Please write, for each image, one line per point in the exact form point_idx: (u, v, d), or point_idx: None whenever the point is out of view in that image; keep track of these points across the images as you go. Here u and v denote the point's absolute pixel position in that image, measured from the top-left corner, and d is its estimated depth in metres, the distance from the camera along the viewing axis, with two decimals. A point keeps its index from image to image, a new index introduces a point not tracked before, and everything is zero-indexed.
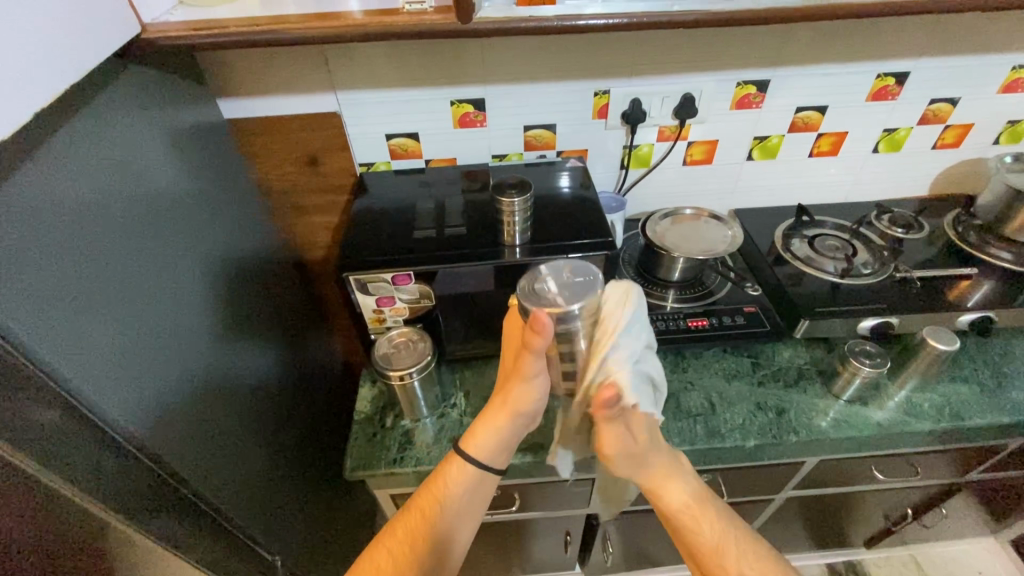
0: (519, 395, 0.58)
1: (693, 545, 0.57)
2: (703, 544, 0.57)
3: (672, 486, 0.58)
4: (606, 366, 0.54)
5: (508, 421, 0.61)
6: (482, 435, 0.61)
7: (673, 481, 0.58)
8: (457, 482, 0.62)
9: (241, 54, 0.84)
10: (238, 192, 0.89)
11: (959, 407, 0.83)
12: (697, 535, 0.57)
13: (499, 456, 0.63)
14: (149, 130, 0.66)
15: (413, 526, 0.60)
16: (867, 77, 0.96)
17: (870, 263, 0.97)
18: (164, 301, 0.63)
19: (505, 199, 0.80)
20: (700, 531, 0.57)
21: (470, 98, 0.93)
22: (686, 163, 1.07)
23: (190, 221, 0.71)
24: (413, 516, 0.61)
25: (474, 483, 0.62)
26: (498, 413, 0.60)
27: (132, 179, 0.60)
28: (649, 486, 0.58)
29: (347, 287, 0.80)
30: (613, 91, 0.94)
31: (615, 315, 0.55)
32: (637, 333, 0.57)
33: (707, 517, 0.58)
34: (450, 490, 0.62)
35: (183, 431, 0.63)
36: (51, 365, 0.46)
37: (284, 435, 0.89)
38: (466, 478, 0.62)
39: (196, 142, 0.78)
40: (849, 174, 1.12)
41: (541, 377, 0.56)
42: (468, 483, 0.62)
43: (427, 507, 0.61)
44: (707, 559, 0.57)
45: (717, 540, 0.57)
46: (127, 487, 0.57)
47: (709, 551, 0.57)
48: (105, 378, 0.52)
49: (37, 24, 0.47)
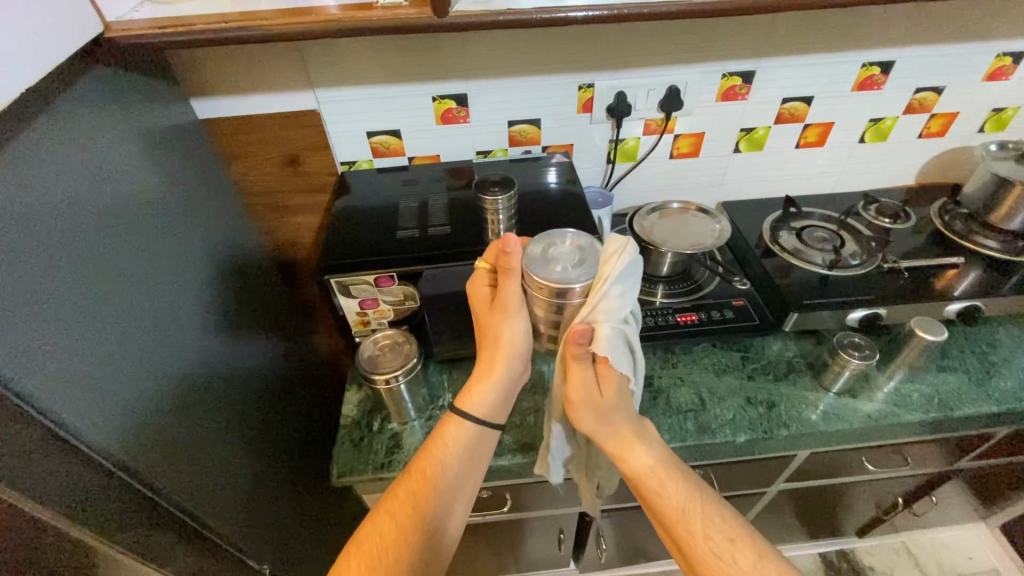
0: (511, 337, 0.59)
1: (659, 510, 0.57)
2: (664, 511, 0.56)
3: (626, 455, 0.58)
4: (594, 309, 0.53)
5: (503, 367, 0.61)
6: (478, 388, 0.61)
7: (630, 450, 0.58)
8: (456, 438, 0.61)
9: (215, 53, 0.82)
10: (216, 195, 0.86)
11: (947, 397, 0.83)
12: (657, 504, 0.57)
13: (497, 409, 0.63)
14: (120, 135, 0.63)
15: (415, 487, 0.59)
16: (852, 67, 0.96)
17: (858, 254, 0.97)
18: (141, 312, 0.61)
19: (488, 197, 0.78)
20: (658, 498, 0.57)
21: (452, 94, 0.91)
22: (673, 157, 1.06)
23: (166, 226, 0.70)
24: (414, 477, 0.60)
25: (473, 438, 0.62)
26: (488, 365, 0.61)
27: (102, 184, 0.58)
28: (613, 449, 0.59)
29: (329, 291, 0.79)
30: (597, 84, 0.93)
31: (612, 261, 0.53)
32: (630, 289, 0.54)
33: (668, 483, 0.57)
34: (452, 447, 0.61)
35: (164, 444, 0.61)
36: (19, 384, 0.44)
37: (268, 440, 0.87)
38: (466, 432, 0.61)
39: (170, 144, 0.76)
40: (836, 164, 1.12)
41: (525, 313, 0.59)
42: (468, 438, 0.62)
43: (430, 467, 0.60)
44: (672, 524, 0.56)
45: (681, 506, 0.56)
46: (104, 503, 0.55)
47: (676, 516, 0.56)
48: (79, 395, 0.50)
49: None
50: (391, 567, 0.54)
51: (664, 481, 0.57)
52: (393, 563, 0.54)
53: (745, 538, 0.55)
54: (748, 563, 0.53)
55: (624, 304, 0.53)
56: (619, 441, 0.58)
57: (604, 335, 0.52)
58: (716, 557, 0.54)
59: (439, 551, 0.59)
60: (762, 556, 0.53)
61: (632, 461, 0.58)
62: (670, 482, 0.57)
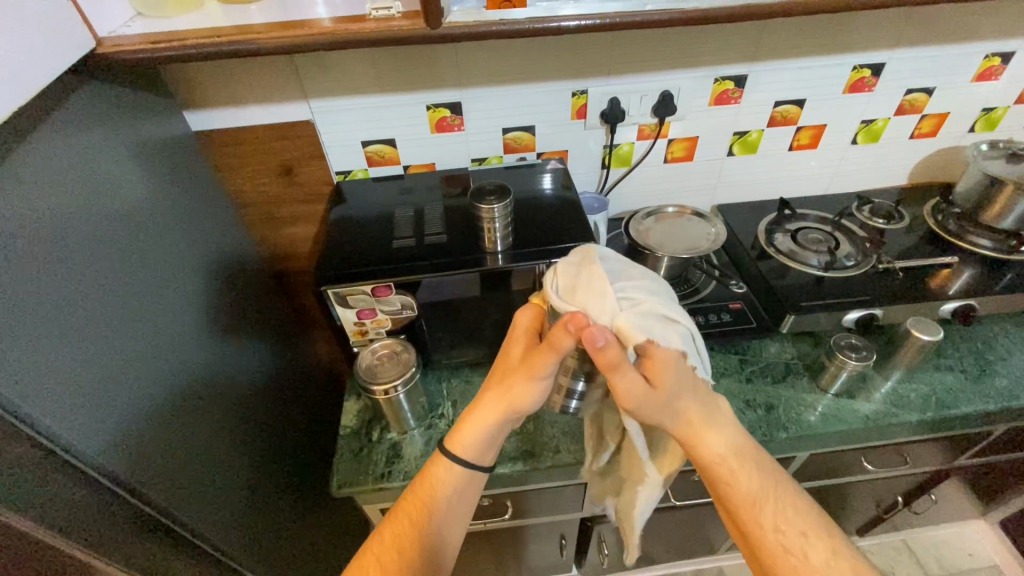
0: (527, 393, 0.57)
1: (730, 495, 0.55)
2: (735, 500, 0.55)
3: (700, 438, 0.55)
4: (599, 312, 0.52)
5: (503, 417, 0.59)
6: (471, 431, 0.59)
7: (705, 431, 0.56)
8: (443, 480, 0.60)
9: (208, 66, 0.82)
10: (210, 207, 0.86)
11: (944, 396, 0.84)
12: (728, 493, 0.55)
13: (489, 454, 0.61)
14: (113, 149, 0.63)
15: (401, 530, 0.59)
16: (843, 70, 0.96)
17: (853, 255, 0.97)
18: (134, 323, 0.60)
19: (485, 206, 0.78)
20: (731, 485, 0.55)
21: (446, 102, 0.92)
22: (667, 161, 1.06)
23: (161, 239, 0.69)
24: (400, 519, 0.59)
25: (461, 482, 0.61)
26: (490, 410, 0.59)
27: (95, 201, 0.58)
28: (686, 434, 0.56)
29: (326, 301, 0.78)
30: (591, 90, 0.93)
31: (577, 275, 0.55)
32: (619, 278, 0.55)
33: (742, 469, 0.55)
34: (436, 490, 0.60)
35: (160, 456, 0.61)
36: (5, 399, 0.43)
37: (265, 452, 0.87)
38: (453, 477, 0.60)
39: (163, 156, 0.76)
40: (829, 165, 1.12)
41: (549, 379, 0.57)
42: (455, 481, 0.61)
43: (413, 509, 0.60)
44: (743, 511, 0.55)
45: (755, 493, 0.55)
46: (96, 517, 0.54)
47: (747, 505, 0.55)
48: (71, 409, 0.49)
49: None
50: None
51: (740, 464, 0.55)
52: None
53: (817, 527, 0.54)
54: (819, 555, 0.52)
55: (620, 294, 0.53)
56: (694, 426, 0.55)
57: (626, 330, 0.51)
58: (787, 550, 0.53)
59: None
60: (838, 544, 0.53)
61: (705, 447, 0.55)
62: (745, 470, 0.55)
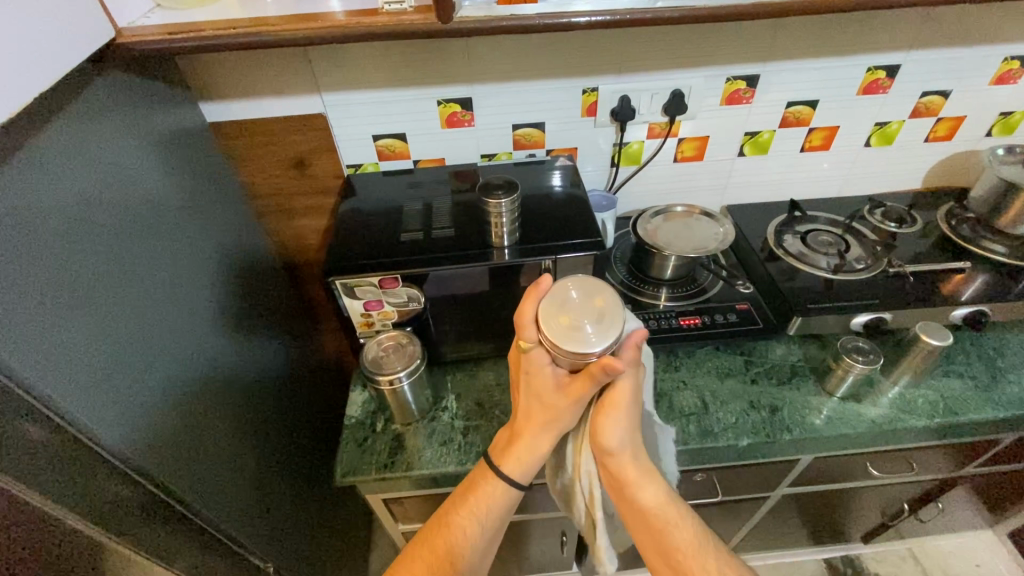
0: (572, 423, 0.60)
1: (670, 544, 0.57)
2: (678, 546, 0.57)
3: (643, 484, 0.58)
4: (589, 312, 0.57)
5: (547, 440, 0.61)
6: (526, 452, 0.61)
7: (645, 481, 0.59)
8: (493, 498, 0.62)
9: (224, 59, 0.83)
10: (223, 197, 0.87)
11: (953, 402, 0.83)
12: (668, 542, 0.58)
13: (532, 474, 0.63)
14: (130, 138, 0.65)
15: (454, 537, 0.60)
16: (858, 71, 0.95)
17: (863, 258, 0.96)
18: (144, 307, 0.61)
19: (492, 201, 0.78)
20: (671, 533, 0.58)
21: (457, 98, 0.92)
22: (677, 161, 1.06)
23: (175, 226, 0.71)
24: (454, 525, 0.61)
25: (505, 497, 0.62)
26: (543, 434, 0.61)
27: (113, 186, 0.59)
28: (629, 481, 0.58)
29: (333, 292, 0.79)
30: (601, 88, 0.93)
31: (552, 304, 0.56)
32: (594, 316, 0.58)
33: (678, 519, 0.58)
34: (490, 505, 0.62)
35: (168, 438, 0.62)
36: (17, 373, 0.44)
37: (272, 438, 0.88)
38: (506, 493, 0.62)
39: (178, 144, 0.77)
40: (842, 167, 1.11)
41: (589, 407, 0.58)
42: (504, 498, 0.62)
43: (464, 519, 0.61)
44: (684, 558, 0.57)
45: (694, 538, 0.58)
46: (104, 496, 0.55)
47: (688, 551, 0.57)
48: (82, 387, 0.50)
49: (22, 22, 0.48)
50: None
51: (678, 512, 0.59)
52: None
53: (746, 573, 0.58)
54: None
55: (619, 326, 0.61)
56: (641, 470, 0.59)
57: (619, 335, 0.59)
58: None
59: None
60: None
61: (644, 493, 0.58)
62: (679, 517, 0.59)
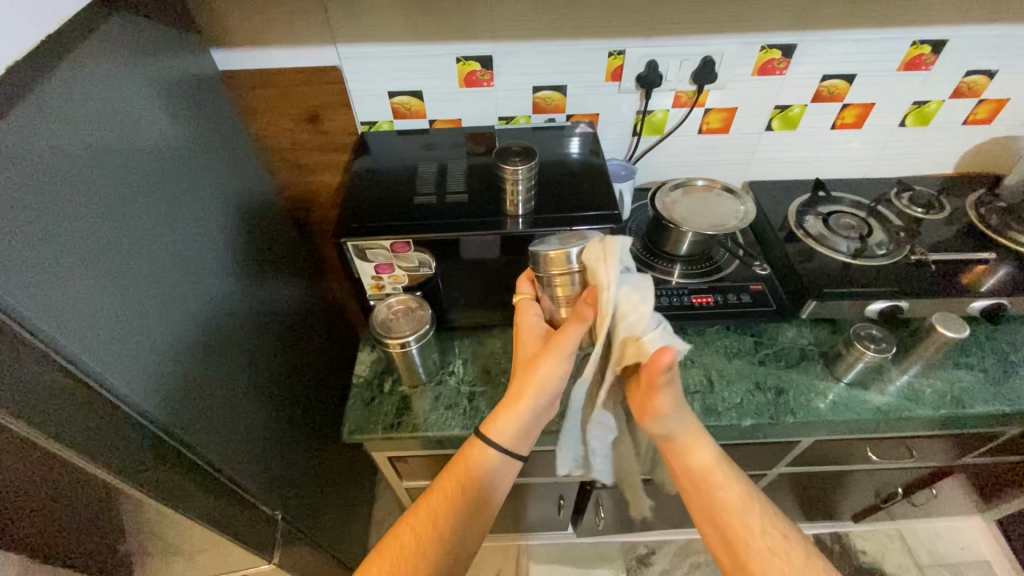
0: (546, 375, 0.62)
1: (716, 501, 0.59)
2: (722, 505, 0.59)
3: (693, 447, 0.60)
4: (620, 304, 0.55)
5: (530, 400, 0.64)
6: (503, 420, 0.64)
7: (697, 441, 0.60)
8: (481, 464, 0.64)
9: (235, 4, 0.80)
10: (235, 150, 0.86)
11: (960, 394, 0.82)
12: (716, 499, 0.59)
13: (520, 441, 0.66)
14: (142, 85, 0.63)
15: (438, 505, 0.63)
16: (901, 45, 0.90)
17: (885, 244, 0.94)
18: (146, 251, 0.59)
19: (508, 168, 0.76)
20: (718, 491, 0.59)
21: (477, 55, 0.89)
22: (702, 132, 1.02)
23: (187, 177, 0.70)
24: (436, 496, 0.64)
25: (496, 466, 0.65)
26: (521, 396, 0.64)
27: (126, 135, 0.58)
28: (679, 443, 0.60)
29: (345, 253, 0.79)
30: (628, 51, 0.89)
31: (601, 270, 0.55)
32: (636, 286, 0.56)
33: (728, 478, 0.60)
34: (476, 472, 0.64)
35: (179, 390, 0.63)
36: (30, 320, 0.44)
37: (281, 393, 0.90)
38: (488, 461, 0.64)
39: (190, 92, 0.75)
40: (872, 147, 1.07)
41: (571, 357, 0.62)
42: (492, 465, 0.65)
43: (451, 487, 0.64)
44: (730, 516, 0.58)
45: (739, 498, 0.59)
46: (110, 437, 0.55)
47: (732, 508, 0.59)
48: (81, 329, 0.49)
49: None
50: (416, 562, 0.60)
51: (728, 471, 0.60)
52: (418, 559, 0.60)
53: (796, 531, 0.58)
54: (803, 559, 0.55)
55: (656, 322, 0.56)
56: (691, 433, 0.60)
57: (649, 344, 0.54)
58: (772, 553, 0.56)
59: (463, 545, 0.64)
60: (816, 555, 0.56)
61: (695, 456, 0.60)
62: (728, 477, 0.60)
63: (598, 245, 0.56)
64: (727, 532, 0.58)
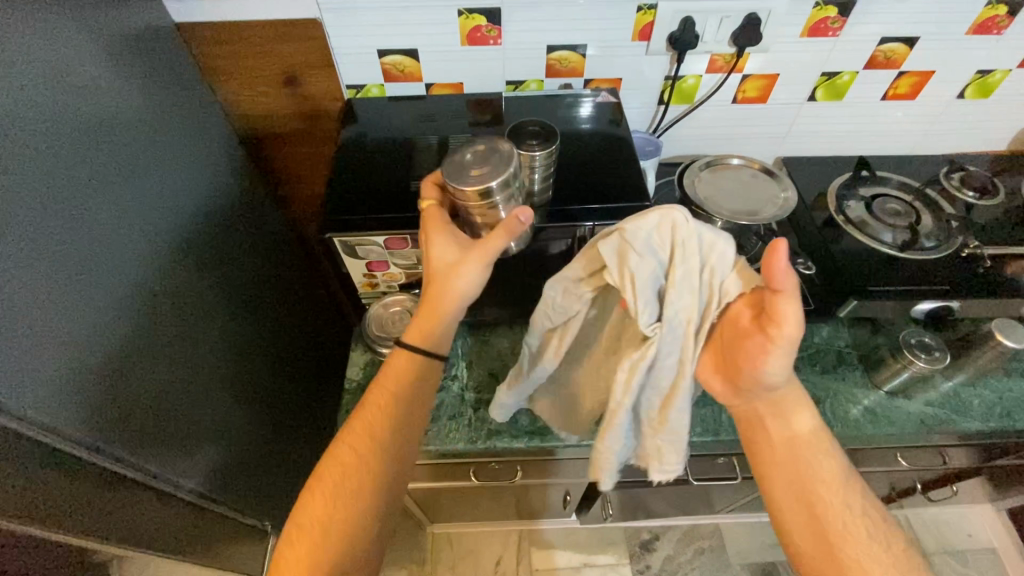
0: (468, 278, 0.58)
1: (811, 471, 0.56)
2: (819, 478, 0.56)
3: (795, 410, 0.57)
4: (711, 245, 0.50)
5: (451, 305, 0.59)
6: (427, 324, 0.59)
7: (799, 407, 0.58)
8: (408, 373, 0.60)
9: None
10: (197, 120, 0.73)
11: (1011, 406, 0.75)
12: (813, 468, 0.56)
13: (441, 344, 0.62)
14: (71, 46, 0.50)
15: (370, 418, 0.59)
16: (975, 4, 0.78)
17: (935, 234, 0.85)
18: (84, 254, 0.49)
19: (524, 152, 0.65)
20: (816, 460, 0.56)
21: (483, 8, 0.75)
22: (736, 102, 0.90)
23: (138, 158, 0.58)
24: (368, 409, 0.59)
25: (421, 372, 0.61)
26: (442, 299, 0.59)
27: (50, 113, 0.46)
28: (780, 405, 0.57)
29: (331, 249, 0.68)
30: (660, 6, 0.76)
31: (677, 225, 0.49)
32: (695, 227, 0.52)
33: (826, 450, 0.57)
34: (404, 380, 0.60)
35: (132, 410, 0.54)
36: None
37: (263, 395, 0.82)
38: (413, 366, 0.60)
39: (139, 51, 0.62)
40: (922, 121, 0.96)
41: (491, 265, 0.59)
42: (420, 372, 0.61)
43: (381, 398, 0.60)
44: (823, 489, 0.56)
45: (834, 473, 0.56)
46: (15, 479, 0.45)
47: (828, 481, 0.56)
48: None
49: None
50: (354, 477, 0.57)
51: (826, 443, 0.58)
52: (357, 474, 0.57)
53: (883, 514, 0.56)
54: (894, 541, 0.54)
55: None
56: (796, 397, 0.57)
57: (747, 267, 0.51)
58: (864, 533, 0.54)
59: (402, 459, 0.60)
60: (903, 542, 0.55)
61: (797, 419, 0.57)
62: (826, 450, 0.57)
63: (649, 217, 0.49)
64: (815, 509, 0.55)
